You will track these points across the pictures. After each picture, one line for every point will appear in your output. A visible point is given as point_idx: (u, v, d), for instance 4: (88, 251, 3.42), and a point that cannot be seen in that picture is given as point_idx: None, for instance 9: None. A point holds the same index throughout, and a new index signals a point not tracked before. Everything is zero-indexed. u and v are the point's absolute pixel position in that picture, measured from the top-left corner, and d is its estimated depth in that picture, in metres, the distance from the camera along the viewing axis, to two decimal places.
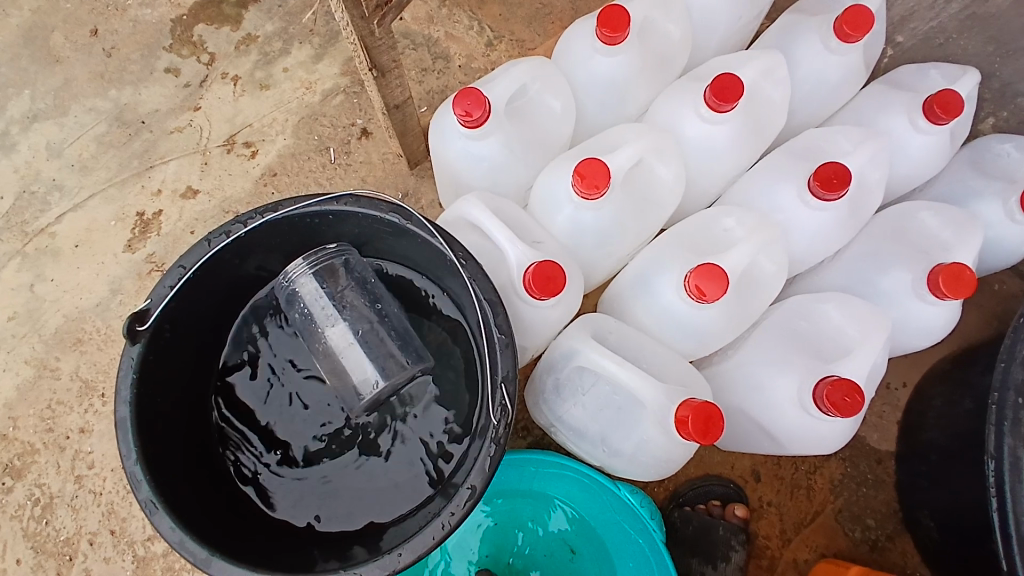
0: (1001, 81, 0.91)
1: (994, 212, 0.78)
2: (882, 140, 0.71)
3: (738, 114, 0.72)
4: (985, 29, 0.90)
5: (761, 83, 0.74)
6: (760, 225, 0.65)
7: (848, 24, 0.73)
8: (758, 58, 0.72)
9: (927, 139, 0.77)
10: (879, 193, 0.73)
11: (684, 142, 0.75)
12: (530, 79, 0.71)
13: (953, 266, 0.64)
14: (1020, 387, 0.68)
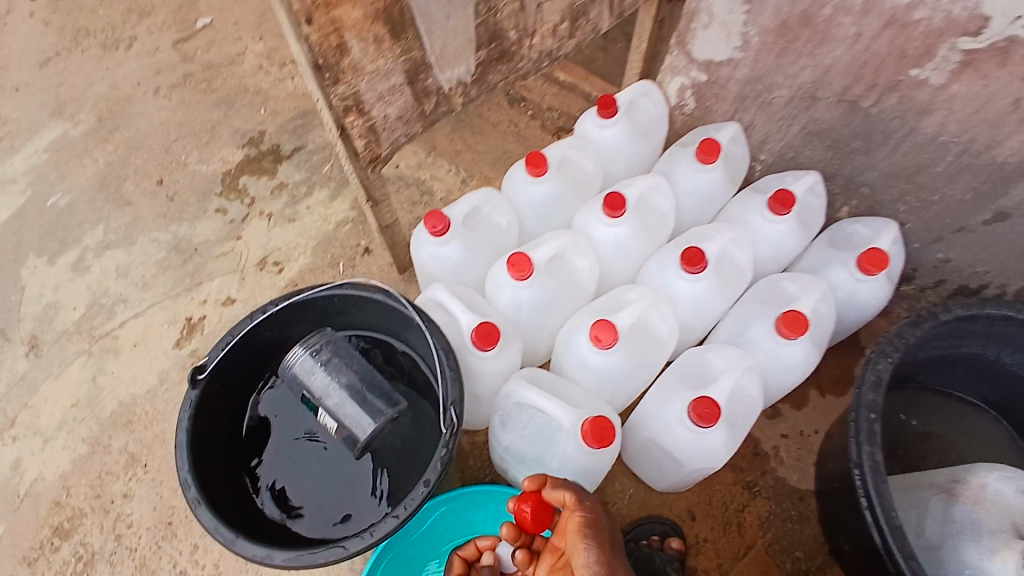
0: (845, 178, 1.11)
1: (842, 275, 1.01)
2: (737, 228, 0.98)
3: (631, 216, 1.00)
4: (822, 141, 1.09)
5: (648, 194, 1.02)
6: (648, 293, 0.90)
7: (704, 151, 1.04)
8: (643, 178, 1.01)
9: (778, 225, 1.03)
10: (746, 268, 0.99)
11: (597, 239, 1.02)
12: (481, 202, 1.00)
13: (790, 313, 0.86)
14: (871, 405, 0.87)
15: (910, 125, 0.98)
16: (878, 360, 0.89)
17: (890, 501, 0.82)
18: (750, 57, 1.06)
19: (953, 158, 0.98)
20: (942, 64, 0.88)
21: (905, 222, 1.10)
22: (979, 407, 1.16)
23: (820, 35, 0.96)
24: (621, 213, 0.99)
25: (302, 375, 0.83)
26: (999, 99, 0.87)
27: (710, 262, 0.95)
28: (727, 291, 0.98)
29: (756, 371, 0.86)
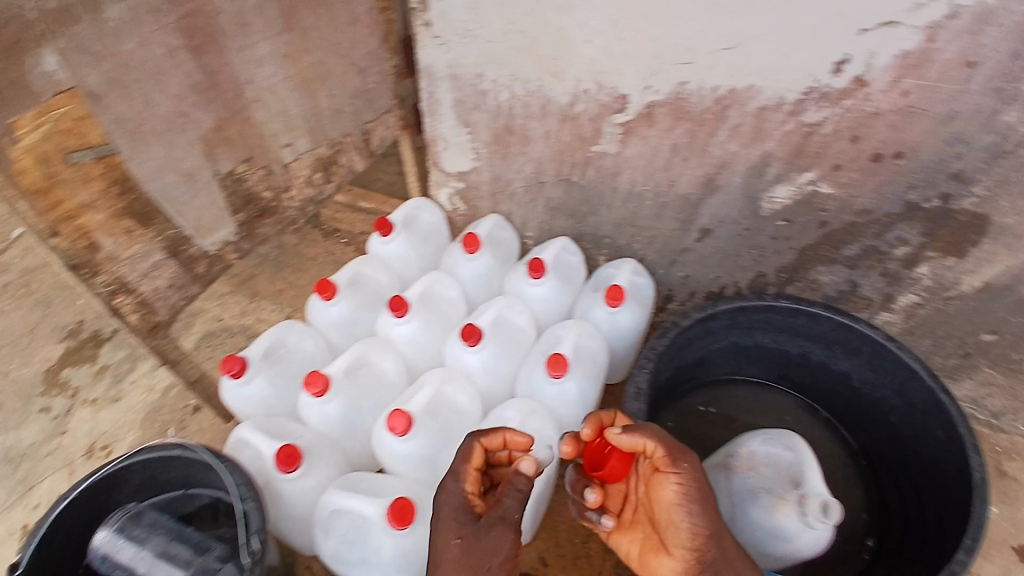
0: (590, 234, 1.34)
1: (602, 311, 1.22)
2: (504, 300, 1.19)
3: (418, 311, 1.16)
4: (561, 212, 1.32)
5: (431, 290, 1.19)
6: (434, 376, 1.08)
7: (467, 244, 1.25)
8: (422, 279, 1.18)
9: (542, 286, 1.24)
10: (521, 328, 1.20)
11: (396, 339, 1.16)
12: (279, 336, 1.13)
13: (553, 356, 1.06)
14: (636, 411, 1.05)
15: (611, 185, 1.21)
16: (635, 374, 1.09)
17: None
18: (486, 163, 1.29)
19: (651, 201, 1.20)
20: (609, 137, 1.13)
21: (645, 256, 1.32)
22: (753, 381, 1.38)
23: (524, 138, 1.21)
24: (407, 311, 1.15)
25: (110, 554, 0.88)
26: (660, 151, 1.11)
27: (486, 333, 1.14)
28: (510, 353, 1.18)
29: (537, 414, 1.07)
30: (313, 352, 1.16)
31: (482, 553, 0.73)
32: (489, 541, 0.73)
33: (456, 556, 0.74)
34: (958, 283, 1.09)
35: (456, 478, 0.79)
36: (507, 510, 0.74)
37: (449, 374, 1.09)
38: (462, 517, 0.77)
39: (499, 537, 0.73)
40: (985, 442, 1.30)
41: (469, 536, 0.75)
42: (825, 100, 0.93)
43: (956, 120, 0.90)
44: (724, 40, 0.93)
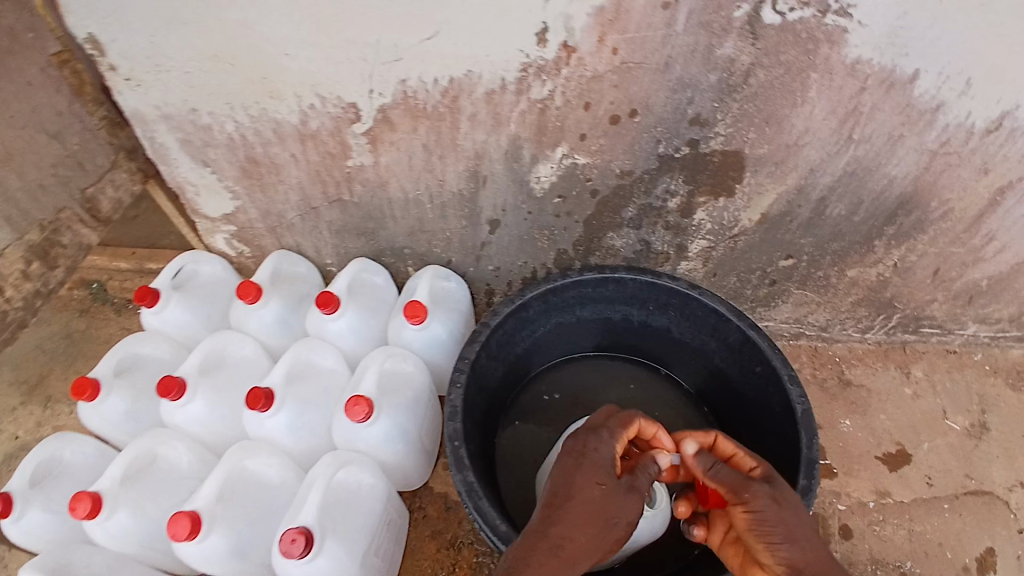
0: (389, 249, 1.25)
1: (412, 330, 1.13)
2: (295, 350, 1.09)
3: (196, 386, 1.08)
4: (350, 234, 1.23)
5: (208, 359, 1.11)
6: (227, 461, 0.99)
7: (244, 294, 1.11)
8: (193, 353, 1.10)
9: (341, 319, 1.14)
10: (322, 374, 1.11)
11: (183, 421, 1.09)
12: (49, 454, 1.09)
13: (351, 402, 0.96)
14: (455, 433, 0.97)
15: (384, 195, 1.11)
16: (448, 393, 1.01)
17: (491, 512, 0.91)
18: (246, 200, 1.18)
19: (431, 205, 1.13)
20: (359, 149, 1.03)
21: (450, 257, 1.26)
22: (588, 354, 1.36)
23: (273, 166, 1.09)
24: (186, 392, 1.06)
25: None
26: (414, 154, 1.03)
27: (278, 392, 1.03)
28: (317, 402, 1.09)
29: (345, 471, 0.99)
30: (94, 459, 1.13)
31: (614, 510, 0.76)
32: (622, 499, 0.77)
33: (592, 494, 0.76)
34: (738, 219, 1.09)
35: (584, 442, 0.82)
36: (638, 476, 0.81)
37: (246, 447, 1.02)
38: (605, 465, 0.79)
39: (631, 498, 0.78)
40: (822, 356, 1.37)
41: (613, 485, 0.78)
42: (544, 74, 0.88)
43: (673, 67, 0.86)
44: (422, 32, 0.84)
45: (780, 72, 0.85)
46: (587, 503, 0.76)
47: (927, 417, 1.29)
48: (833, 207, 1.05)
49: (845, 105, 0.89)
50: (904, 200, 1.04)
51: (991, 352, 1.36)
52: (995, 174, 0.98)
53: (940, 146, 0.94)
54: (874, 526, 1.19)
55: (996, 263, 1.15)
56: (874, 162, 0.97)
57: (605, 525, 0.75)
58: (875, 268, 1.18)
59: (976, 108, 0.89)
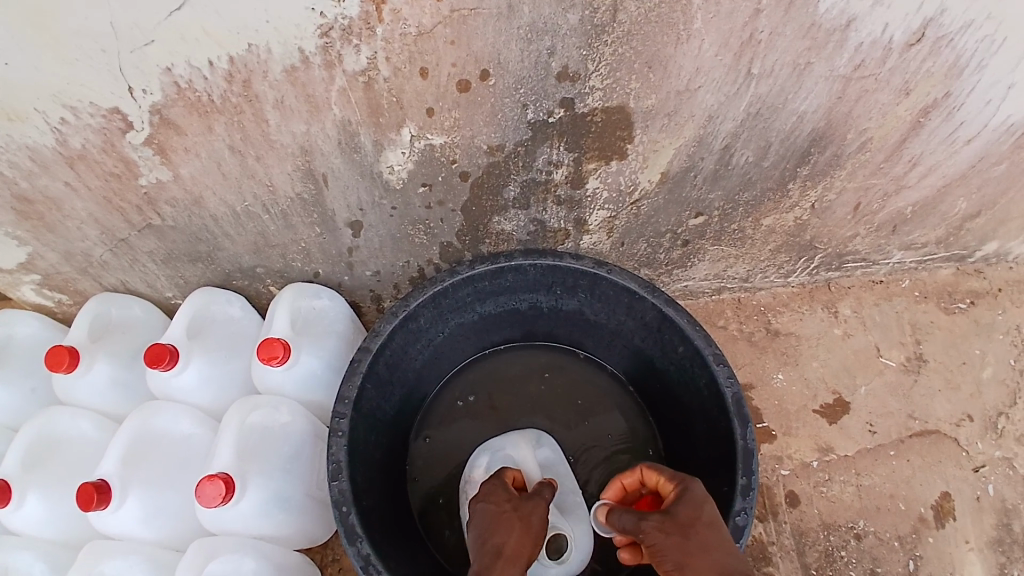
0: (237, 273, 1.03)
1: (277, 372, 0.92)
2: (129, 425, 0.88)
3: (22, 488, 0.89)
4: (181, 262, 1.00)
5: (31, 450, 0.91)
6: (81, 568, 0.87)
7: (53, 364, 0.86)
8: (10, 447, 0.90)
9: (188, 372, 0.92)
10: (174, 447, 0.91)
11: (20, 524, 0.91)
12: None
13: (201, 480, 0.77)
14: (339, 497, 0.78)
15: (204, 214, 0.89)
16: (326, 447, 0.80)
17: None
18: (37, 244, 0.95)
19: (269, 215, 0.91)
20: (148, 163, 0.80)
21: (316, 270, 1.03)
22: (498, 347, 1.11)
23: (48, 201, 0.86)
24: (14, 496, 0.87)
25: None
26: (223, 160, 0.81)
27: (115, 485, 0.83)
28: (173, 479, 0.89)
29: (214, 559, 0.85)
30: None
31: (515, 510, 0.76)
32: (528, 502, 0.77)
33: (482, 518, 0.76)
34: (637, 183, 0.93)
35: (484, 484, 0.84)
36: (541, 489, 0.80)
37: (99, 548, 0.89)
38: (498, 489, 0.80)
39: (535, 502, 0.78)
40: (747, 307, 1.25)
41: (507, 501, 0.77)
42: (355, 37, 0.68)
43: (519, 9, 0.67)
44: (165, 1, 0.63)
45: (654, 1, 0.68)
46: (486, 527, 0.74)
47: (861, 357, 1.22)
48: (739, 154, 0.91)
49: (738, 35, 0.73)
50: (818, 136, 0.90)
51: (919, 276, 1.27)
52: (917, 93, 0.85)
53: (853, 71, 0.80)
54: (820, 488, 1.13)
55: (920, 189, 1.04)
56: (779, 98, 0.82)
57: (508, 534, 0.73)
58: (792, 212, 1.06)
59: (893, 19, 0.74)
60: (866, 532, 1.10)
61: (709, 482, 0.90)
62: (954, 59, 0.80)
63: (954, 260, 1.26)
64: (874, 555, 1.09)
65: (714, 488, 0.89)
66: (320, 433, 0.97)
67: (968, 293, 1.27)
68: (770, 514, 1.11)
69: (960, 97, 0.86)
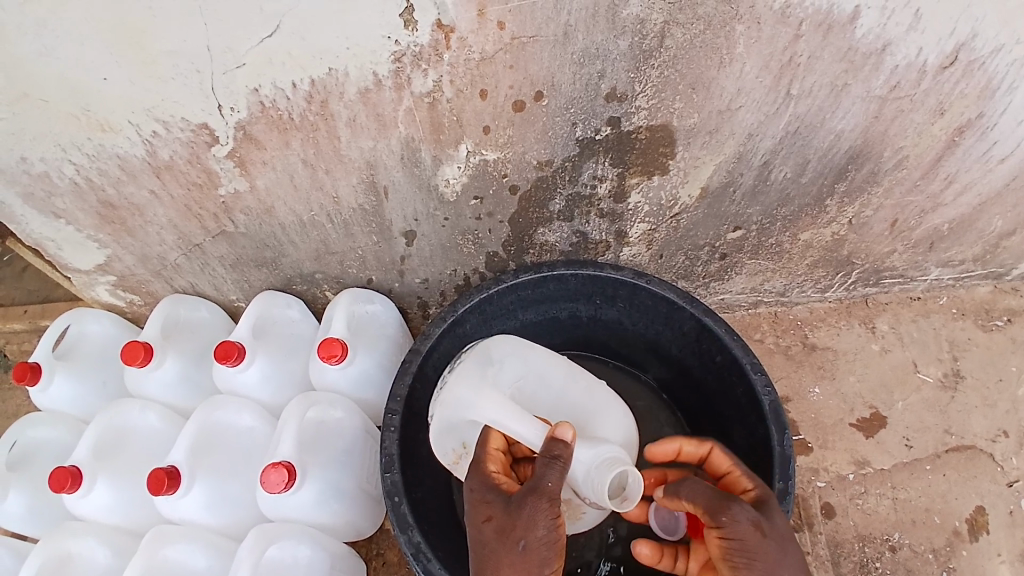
0: (298, 278, 1.11)
1: (332, 371, 0.98)
2: (196, 418, 0.94)
3: (93, 477, 0.93)
4: (247, 267, 1.08)
5: (102, 440, 0.96)
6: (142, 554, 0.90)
7: (131, 358, 0.93)
8: (84, 436, 0.95)
9: (252, 369, 0.98)
10: (236, 441, 0.97)
11: (88, 511, 0.96)
12: None
13: (267, 468, 0.83)
14: (392, 487, 0.83)
15: (272, 222, 0.97)
16: (380, 441, 0.85)
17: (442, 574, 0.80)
18: (117, 248, 1.04)
19: (331, 224, 0.98)
20: (228, 175, 0.88)
21: (370, 277, 1.10)
22: None
23: (134, 207, 0.94)
24: (84, 481, 0.92)
25: None
26: (295, 172, 0.88)
27: (182, 472, 0.89)
28: (235, 469, 0.96)
29: (270, 546, 0.89)
30: (12, 564, 1.07)
31: (515, 532, 0.67)
32: (523, 516, 0.67)
33: (488, 541, 0.69)
34: (678, 197, 0.97)
35: (471, 474, 0.75)
36: (541, 476, 0.69)
37: (163, 533, 0.92)
38: (491, 497, 0.71)
39: (533, 510, 0.67)
40: (783, 322, 1.27)
41: (501, 517, 0.69)
42: (424, 62, 0.74)
43: (574, 36, 0.73)
44: (258, 29, 0.70)
45: (699, 28, 0.73)
46: (494, 550, 0.68)
47: (898, 373, 1.22)
48: (777, 171, 0.94)
49: (779, 58, 0.77)
50: (854, 153, 0.93)
51: (956, 294, 1.27)
52: (952, 113, 0.87)
53: (889, 92, 0.83)
54: (856, 500, 1.13)
55: (956, 206, 1.05)
56: (818, 117, 0.86)
57: (521, 559, 0.66)
58: (829, 227, 1.08)
59: (928, 43, 0.77)
60: (901, 545, 1.10)
61: None
62: (986, 81, 0.83)
63: (991, 278, 1.26)
64: (908, 568, 1.09)
65: None
66: (370, 431, 1.02)
67: (1005, 311, 1.26)
68: (805, 525, 1.12)
69: (994, 116, 0.88)
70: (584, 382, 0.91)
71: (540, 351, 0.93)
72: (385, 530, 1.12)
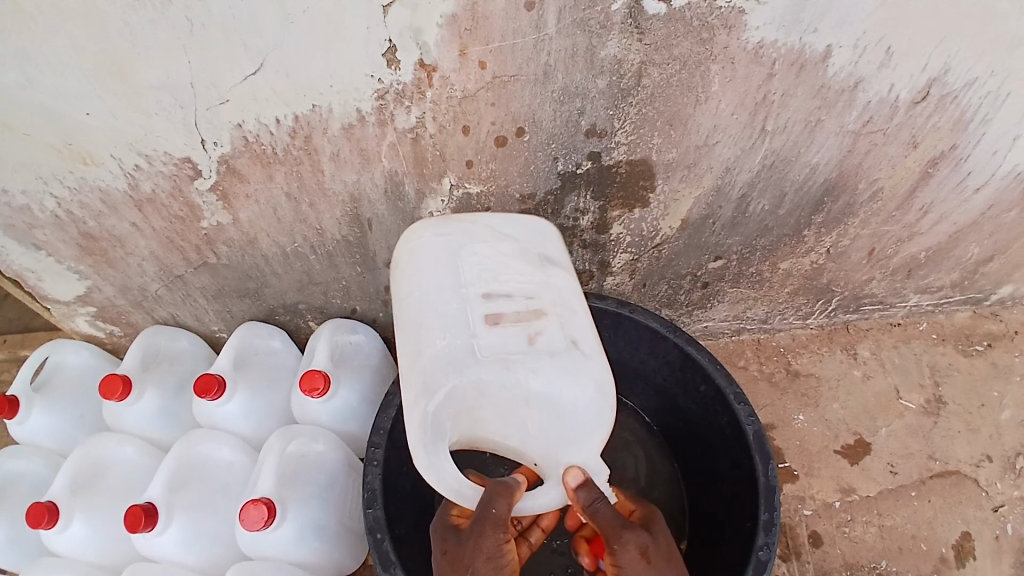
0: (281, 309, 1.11)
1: (315, 403, 0.97)
2: (175, 451, 0.92)
3: (69, 513, 0.91)
4: (230, 299, 1.07)
5: (80, 475, 0.94)
6: None
7: (110, 391, 0.92)
8: (59, 471, 0.93)
9: (234, 402, 0.97)
10: (215, 475, 0.95)
11: (62, 549, 0.93)
12: None
13: (247, 505, 0.81)
14: (374, 523, 0.82)
15: (256, 253, 0.97)
16: (362, 476, 0.84)
17: None
18: (98, 279, 1.03)
19: (315, 255, 0.98)
20: (212, 208, 0.88)
21: (354, 306, 1.10)
22: None
23: (115, 239, 0.94)
24: (59, 518, 0.89)
25: None
26: (279, 205, 0.88)
27: (160, 509, 0.87)
28: (215, 505, 0.93)
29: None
30: None
31: (466, 561, 0.68)
32: (474, 545, 0.67)
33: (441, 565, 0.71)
34: (659, 228, 0.99)
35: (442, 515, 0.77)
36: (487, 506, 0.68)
37: (138, 573, 0.90)
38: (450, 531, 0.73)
39: (481, 536, 0.67)
40: (766, 348, 1.28)
41: (455, 549, 0.70)
42: (407, 99, 0.75)
43: (555, 75, 0.75)
44: (242, 66, 0.71)
45: (676, 68, 0.75)
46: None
47: (881, 400, 1.23)
48: (756, 203, 0.96)
49: (754, 96, 0.80)
50: (831, 186, 0.95)
51: (934, 319, 1.30)
52: (924, 146, 0.90)
53: (862, 126, 0.86)
54: (843, 528, 1.13)
55: (931, 235, 1.08)
56: (793, 151, 0.88)
57: None
58: (809, 256, 1.10)
59: (898, 80, 0.80)
60: (889, 573, 1.10)
61: (733, 520, 0.91)
62: (959, 115, 0.86)
63: (968, 303, 1.28)
64: None
65: (737, 525, 0.90)
66: (353, 464, 1.01)
67: (985, 336, 1.29)
68: (793, 555, 1.11)
69: (965, 149, 0.91)
70: (554, 378, 0.72)
71: (497, 359, 0.72)
72: (368, 566, 1.10)
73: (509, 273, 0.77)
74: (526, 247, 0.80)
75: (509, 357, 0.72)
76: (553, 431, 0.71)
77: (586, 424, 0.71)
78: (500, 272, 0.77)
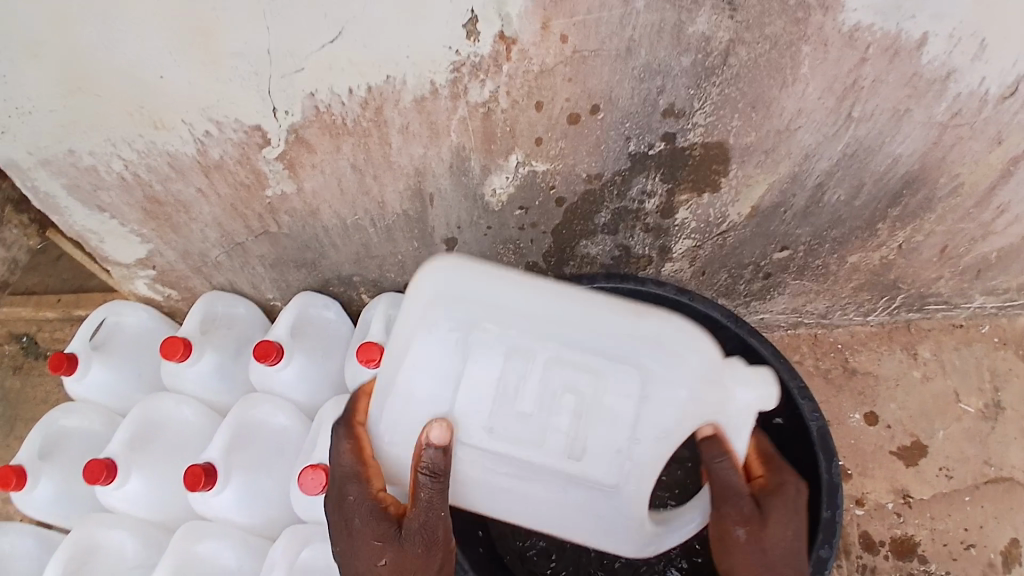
0: (335, 282, 1.11)
1: (369, 375, 0.98)
2: (231, 417, 0.95)
3: (127, 469, 0.94)
4: (286, 268, 1.08)
5: (137, 432, 0.97)
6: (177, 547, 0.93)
7: (170, 352, 0.94)
8: (120, 428, 0.96)
9: (289, 370, 0.99)
10: (271, 439, 0.97)
11: (123, 502, 0.97)
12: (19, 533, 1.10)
13: (305, 470, 0.82)
14: None
15: (317, 225, 0.97)
16: None
17: None
18: (160, 243, 1.05)
19: (374, 228, 0.98)
20: (277, 177, 0.88)
21: (408, 280, 1.10)
22: None
23: (181, 205, 0.95)
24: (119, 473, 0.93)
25: None
26: (343, 177, 0.88)
27: (217, 471, 0.89)
28: (267, 468, 0.96)
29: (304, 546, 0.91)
30: (48, 552, 1.10)
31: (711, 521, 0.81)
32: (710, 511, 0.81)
33: (393, 558, 0.68)
34: (726, 215, 0.96)
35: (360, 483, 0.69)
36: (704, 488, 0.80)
37: (196, 529, 0.94)
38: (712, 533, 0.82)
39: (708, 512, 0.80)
40: (822, 344, 1.24)
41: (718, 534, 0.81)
42: (482, 73, 0.74)
43: (637, 50, 0.72)
44: (322, 36, 0.70)
45: (765, 47, 0.72)
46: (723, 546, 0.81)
47: (939, 402, 1.18)
48: (832, 193, 0.92)
49: (843, 80, 0.75)
50: (911, 178, 0.90)
51: (998, 322, 1.22)
52: (1009, 144, 0.84)
53: (952, 118, 0.80)
54: (894, 530, 1.11)
55: (1009, 235, 1.02)
56: (878, 141, 0.83)
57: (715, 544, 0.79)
58: (878, 251, 1.05)
59: (992, 73, 0.74)
60: None
61: None
62: None
63: None
64: None
65: None
66: None
67: None
68: (842, 555, 1.10)
69: None
70: (628, 406, 0.68)
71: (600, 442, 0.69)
72: None
73: (500, 388, 0.68)
74: (426, 351, 0.68)
75: (593, 431, 0.69)
76: (680, 412, 0.68)
77: (682, 356, 0.67)
78: (486, 395, 0.68)
